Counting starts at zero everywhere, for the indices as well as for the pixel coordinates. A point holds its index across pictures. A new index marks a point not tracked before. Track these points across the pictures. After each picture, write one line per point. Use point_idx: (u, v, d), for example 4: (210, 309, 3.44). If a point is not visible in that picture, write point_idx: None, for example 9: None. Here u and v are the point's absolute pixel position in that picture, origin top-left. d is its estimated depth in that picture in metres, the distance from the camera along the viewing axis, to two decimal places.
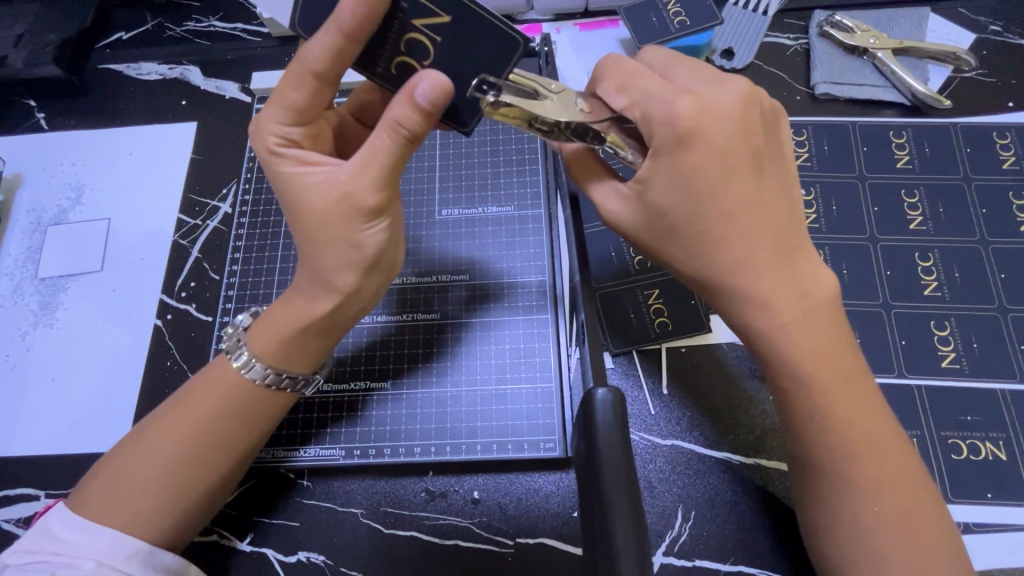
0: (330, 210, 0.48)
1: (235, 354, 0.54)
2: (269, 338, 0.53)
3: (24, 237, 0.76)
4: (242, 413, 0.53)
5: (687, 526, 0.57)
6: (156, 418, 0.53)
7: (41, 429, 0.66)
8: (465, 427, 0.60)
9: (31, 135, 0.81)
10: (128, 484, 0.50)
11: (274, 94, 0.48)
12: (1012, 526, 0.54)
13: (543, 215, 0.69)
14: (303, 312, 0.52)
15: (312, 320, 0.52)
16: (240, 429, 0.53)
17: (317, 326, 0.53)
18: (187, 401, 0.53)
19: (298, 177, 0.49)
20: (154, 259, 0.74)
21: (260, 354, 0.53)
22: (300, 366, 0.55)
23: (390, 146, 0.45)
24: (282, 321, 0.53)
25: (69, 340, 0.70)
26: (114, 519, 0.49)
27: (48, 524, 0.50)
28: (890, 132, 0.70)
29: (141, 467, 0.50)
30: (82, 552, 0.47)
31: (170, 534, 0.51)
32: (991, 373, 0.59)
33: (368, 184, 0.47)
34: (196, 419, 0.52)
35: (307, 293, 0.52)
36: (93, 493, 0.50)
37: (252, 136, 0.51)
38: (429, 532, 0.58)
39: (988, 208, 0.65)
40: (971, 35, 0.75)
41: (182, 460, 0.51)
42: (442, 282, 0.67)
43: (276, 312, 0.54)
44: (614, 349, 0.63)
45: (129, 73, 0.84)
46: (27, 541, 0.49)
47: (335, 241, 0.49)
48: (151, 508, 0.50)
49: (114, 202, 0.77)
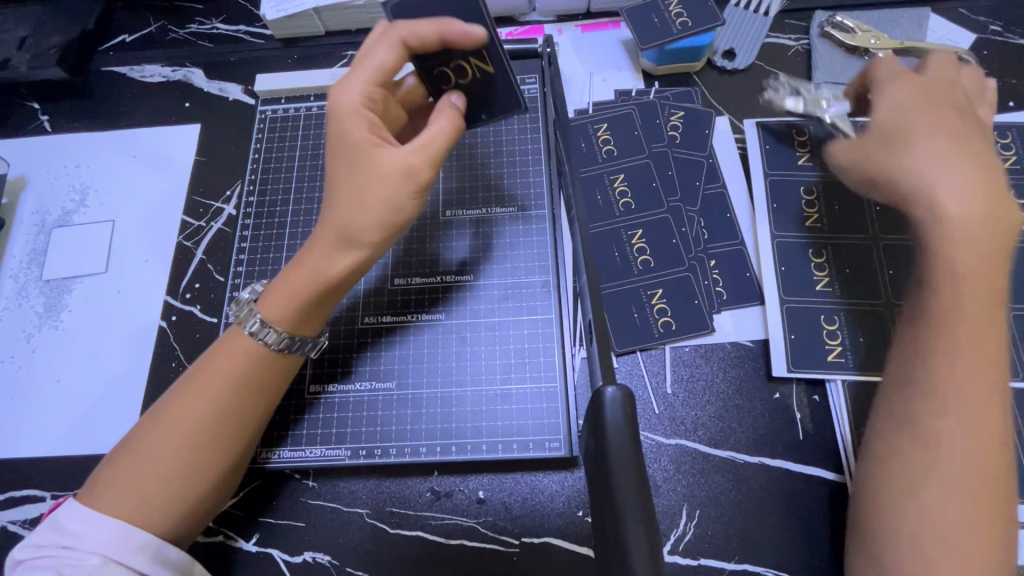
0: (376, 179, 0.51)
1: (245, 321, 0.54)
2: (281, 295, 0.53)
3: (29, 239, 0.76)
4: (249, 402, 0.54)
5: (692, 525, 0.57)
6: (160, 407, 0.53)
7: (47, 431, 0.66)
8: (470, 427, 0.61)
9: (35, 137, 0.82)
10: (138, 477, 0.50)
11: (366, 57, 0.54)
12: None
13: (547, 216, 0.69)
14: (321, 266, 0.53)
15: (328, 281, 0.53)
16: (250, 417, 0.54)
17: (333, 284, 0.53)
18: (192, 387, 0.53)
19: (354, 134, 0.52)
20: (159, 260, 0.74)
21: (268, 312, 0.53)
22: (308, 330, 0.55)
23: (445, 137, 0.53)
24: (300, 278, 0.54)
25: (74, 341, 0.70)
26: (124, 507, 0.49)
27: (56, 519, 0.50)
28: None
29: (151, 459, 0.50)
30: (92, 546, 0.47)
31: (182, 526, 0.51)
32: None
33: (425, 162, 0.52)
34: (203, 408, 0.52)
35: (330, 248, 0.53)
36: (101, 487, 0.50)
37: (334, 89, 0.55)
38: (435, 533, 0.58)
39: None
40: (972, 35, 0.76)
41: (192, 452, 0.51)
42: (447, 281, 0.67)
43: (302, 256, 0.54)
44: (618, 349, 0.63)
45: (132, 76, 0.84)
46: (36, 538, 0.49)
47: (370, 196, 0.51)
48: (160, 498, 0.50)
49: (118, 204, 0.77)
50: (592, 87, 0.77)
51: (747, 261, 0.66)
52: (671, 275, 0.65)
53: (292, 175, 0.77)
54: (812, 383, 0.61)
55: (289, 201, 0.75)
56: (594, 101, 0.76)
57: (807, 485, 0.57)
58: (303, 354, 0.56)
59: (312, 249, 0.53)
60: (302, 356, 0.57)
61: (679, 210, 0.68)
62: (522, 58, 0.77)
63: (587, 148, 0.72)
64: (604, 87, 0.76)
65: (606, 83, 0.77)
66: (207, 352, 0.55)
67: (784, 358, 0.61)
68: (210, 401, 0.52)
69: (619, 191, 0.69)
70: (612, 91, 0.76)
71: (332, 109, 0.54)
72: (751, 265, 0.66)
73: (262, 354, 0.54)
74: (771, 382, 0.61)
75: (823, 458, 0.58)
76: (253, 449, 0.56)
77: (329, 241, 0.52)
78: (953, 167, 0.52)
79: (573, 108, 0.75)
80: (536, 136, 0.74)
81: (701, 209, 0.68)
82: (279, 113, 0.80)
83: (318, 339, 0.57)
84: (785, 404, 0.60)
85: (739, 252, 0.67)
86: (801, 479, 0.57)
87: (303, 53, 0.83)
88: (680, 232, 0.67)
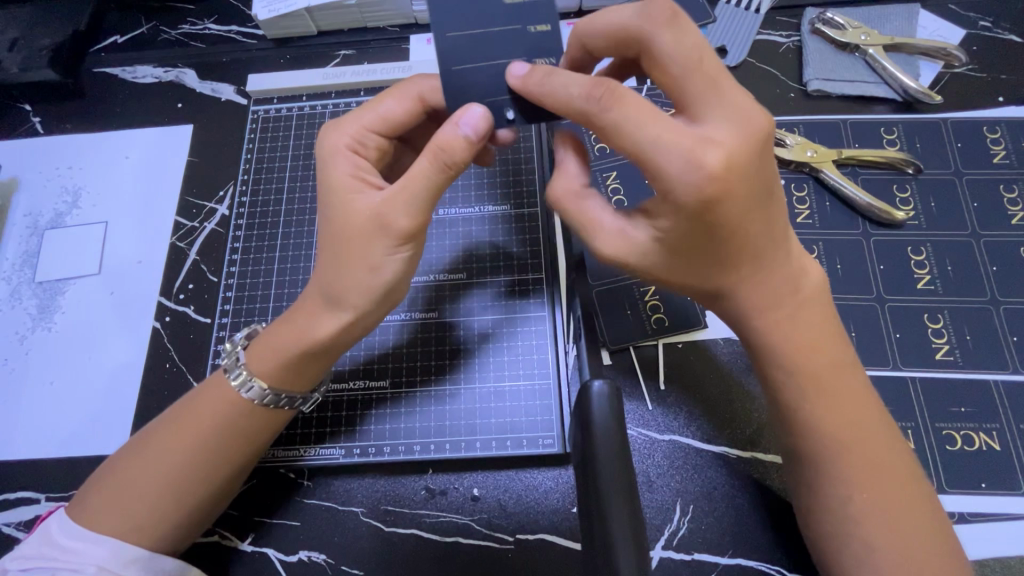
0: (359, 225, 0.48)
1: (232, 370, 0.54)
2: (269, 353, 0.53)
3: (21, 242, 0.76)
4: (245, 426, 0.53)
5: (685, 520, 0.57)
6: (155, 428, 0.53)
7: (40, 433, 0.66)
8: (464, 426, 0.61)
9: (27, 139, 0.81)
10: (131, 494, 0.50)
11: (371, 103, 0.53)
12: (1006, 515, 0.54)
13: (539, 214, 0.69)
14: (305, 329, 0.51)
15: (312, 342, 0.51)
16: (243, 443, 0.53)
17: (317, 347, 0.52)
18: (187, 411, 0.53)
19: (337, 180, 0.50)
20: (152, 262, 0.74)
21: (252, 364, 0.53)
22: (297, 387, 0.54)
23: (427, 172, 0.46)
24: (284, 339, 0.52)
25: (66, 343, 0.70)
26: (117, 522, 0.49)
27: (49, 530, 0.50)
28: (881, 128, 0.71)
29: (144, 479, 0.50)
30: (85, 557, 0.48)
31: (173, 542, 0.52)
32: (985, 365, 0.59)
33: (400, 207, 0.47)
34: (195, 435, 0.51)
35: (316, 312, 0.52)
36: (96, 502, 0.50)
37: (330, 126, 0.53)
38: (430, 530, 0.58)
39: (980, 202, 0.66)
40: (961, 31, 0.76)
41: (184, 474, 0.51)
42: (439, 281, 0.67)
43: (286, 324, 0.53)
44: (610, 346, 0.64)
45: (125, 76, 0.84)
46: (29, 548, 0.49)
47: (366, 233, 0.49)
48: (153, 514, 0.50)
49: (111, 205, 0.77)
50: None
51: None
52: None
53: (285, 175, 0.77)
54: None
55: (281, 201, 0.75)
56: None
57: None
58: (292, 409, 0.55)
59: (299, 311, 0.53)
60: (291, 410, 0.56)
61: None
62: None
63: None
64: None
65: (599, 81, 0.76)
66: (200, 387, 0.55)
67: None
68: (205, 427, 0.52)
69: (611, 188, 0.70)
70: None
71: (323, 142, 0.53)
72: None
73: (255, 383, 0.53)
74: None
75: None
76: (247, 473, 0.56)
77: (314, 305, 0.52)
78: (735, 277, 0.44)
79: None
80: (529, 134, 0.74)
81: None
82: (273, 113, 0.80)
83: (308, 395, 0.56)
84: None
85: None
86: None
87: (296, 53, 0.83)
88: None
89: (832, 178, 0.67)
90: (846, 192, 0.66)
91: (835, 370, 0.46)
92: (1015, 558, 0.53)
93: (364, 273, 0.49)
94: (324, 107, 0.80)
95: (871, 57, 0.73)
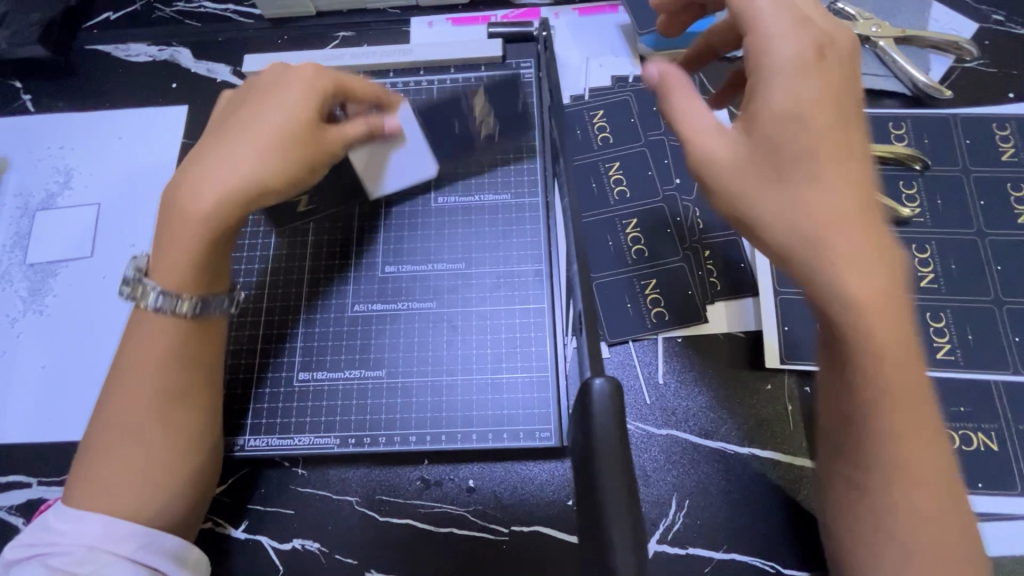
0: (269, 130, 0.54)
1: (148, 296, 0.52)
2: (173, 257, 0.52)
3: (12, 222, 0.75)
4: (190, 361, 0.53)
5: (681, 514, 0.57)
6: (110, 393, 0.52)
7: (33, 417, 0.65)
8: (461, 417, 0.60)
9: (17, 116, 0.80)
10: (104, 472, 0.50)
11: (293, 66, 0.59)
12: (1000, 514, 0.54)
13: (541, 204, 0.68)
14: (191, 220, 0.52)
15: (215, 241, 0.53)
16: (191, 385, 0.53)
17: (215, 242, 0.53)
18: (126, 361, 0.52)
19: (268, 89, 0.57)
20: (146, 245, 0.73)
21: (155, 274, 0.53)
22: (202, 287, 0.54)
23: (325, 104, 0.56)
24: (188, 236, 0.52)
25: (58, 326, 0.69)
26: (94, 504, 0.49)
27: (43, 517, 0.49)
28: (890, 123, 0.70)
29: (116, 446, 0.50)
30: (78, 533, 0.47)
31: (158, 518, 0.50)
32: (986, 365, 0.59)
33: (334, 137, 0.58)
34: (139, 387, 0.51)
35: (206, 219, 0.52)
36: (78, 487, 0.50)
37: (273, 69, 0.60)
38: (424, 521, 0.58)
39: (987, 200, 0.65)
40: (973, 24, 0.75)
41: (143, 428, 0.51)
42: (436, 268, 0.66)
43: (172, 238, 0.53)
44: (609, 339, 0.63)
45: (118, 55, 0.82)
46: (26, 536, 0.49)
47: (270, 128, 0.54)
48: (130, 486, 0.50)
49: (103, 188, 0.76)
50: (589, 72, 0.76)
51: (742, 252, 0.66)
52: (664, 264, 0.65)
53: None
54: (805, 374, 0.61)
55: None
56: (591, 86, 0.75)
57: (796, 476, 0.57)
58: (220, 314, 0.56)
59: (185, 202, 0.52)
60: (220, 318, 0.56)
61: (674, 199, 0.68)
62: (517, 41, 0.76)
63: (582, 136, 0.71)
64: (600, 73, 0.76)
65: (602, 69, 0.76)
66: (124, 337, 0.54)
67: (778, 349, 0.61)
68: (150, 377, 0.51)
69: (614, 179, 0.69)
70: (609, 76, 0.76)
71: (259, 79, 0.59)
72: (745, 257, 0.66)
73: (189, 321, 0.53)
74: (763, 373, 0.61)
75: None
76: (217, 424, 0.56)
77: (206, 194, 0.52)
78: (834, 230, 0.40)
79: (569, 94, 0.75)
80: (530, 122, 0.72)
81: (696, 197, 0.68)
82: None
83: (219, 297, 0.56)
84: (777, 395, 0.60)
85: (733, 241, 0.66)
86: (792, 470, 0.58)
87: (293, 33, 0.81)
88: (676, 222, 0.66)
89: None
90: None
91: (901, 352, 0.40)
92: (1008, 558, 0.54)
93: (275, 166, 0.53)
94: None
95: (882, 50, 0.72)
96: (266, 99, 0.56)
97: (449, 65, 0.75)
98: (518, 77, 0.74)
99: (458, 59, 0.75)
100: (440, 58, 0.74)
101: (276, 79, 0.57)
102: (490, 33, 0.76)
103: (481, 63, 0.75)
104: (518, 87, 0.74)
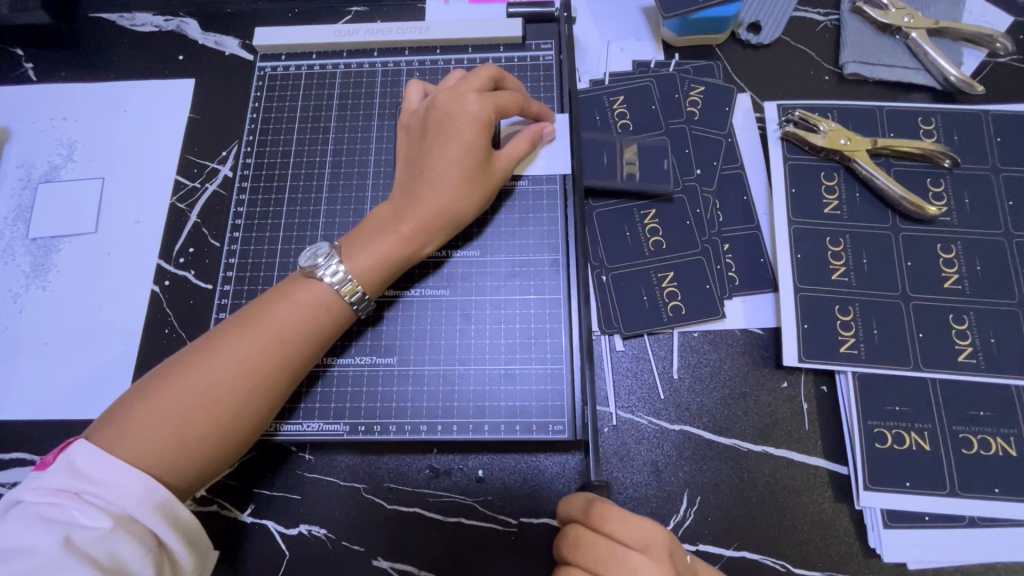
0: (448, 162, 0.59)
1: (324, 268, 0.56)
2: (360, 256, 0.57)
3: (14, 194, 0.73)
4: (291, 353, 0.54)
5: (692, 510, 0.56)
6: (210, 343, 0.53)
7: (35, 392, 0.64)
8: (473, 407, 0.59)
9: (18, 84, 0.77)
10: (170, 422, 0.49)
11: (476, 76, 0.61)
12: (1013, 520, 0.54)
13: (558, 191, 0.66)
14: (393, 236, 0.58)
15: (401, 256, 0.58)
16: (283, 373, 0.53)
17: (411, 258, 0.59)
18: (256, 320, 0.54)
19: (459, 106, 0.59)
20: (151, 222, 0.71)
21: (348, 260, 0.57)
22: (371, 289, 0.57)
23: (478, 136, 0.59)
24: (380, 242, 0.58)
25: (62, 302, 0.68)
26: (144, 456, 0.48)
27: (73, 460, 0.47)
28: (919, 117, 0.68)
29: (187, 402, 0.50)
30: (115, 495, 0.46)
31: (188, 482, 0.50)
32: (1008, 369, 0.58)
33: (490, 165, 0.61)
34: (244, 359, 0.52)
35: (411, 234, 0.58)
36: (122, 425, 0.49)
37: (452, 82, 0.64)
38: (432, 510, 0.58)
39: (1016, 200, 0.63)
40: (1009, 18, 0.72)
41: (230, 400, 0.51)
42: (449, 256, 0.64)
43: (373, 239, 0.58)
44: (625, 332, 0.62)
45: (123, 24, 0.80)
46: (45, 479, 0.46)
47: (467, 161, 0.59)
48: (189, 446, 0.50)
49: (109, 161, 0.74)
50: (609, 56, 0.74)
51: (761, 247, 0.65)
52: (682, 258, 0.63)
53: (293, 136, 0.71)
54: (821, 373, 0.60)
55: (288, 164, 0.70)
56: (611, 71, 0.73)
57: (810, 478, 0.57)
58: (353, 307, 0.56)
59: (380, 216, 0.60)
60: (352, 316, 0.58)
61: (694, 189, 0.66)
62: (539, 22, 0.74)
63: (601, 121, 0.69)
64: (621, 57, 0.74)
65: (624, 53, 0.74)
66: (265, 297, 0.56)
67: (797, 346, 0.60)
68: (255, 353, 0.52)
69: None
70: (629, 61, 0.73)
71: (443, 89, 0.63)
72: (764, 251, 0.64)
73: (318, 312, 0.55)
74: (780, 371, 0.60)
75: (830, 449, 0.57)
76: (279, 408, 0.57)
77: (397, 215, 0.59)
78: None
79: (588, 79, 0.73)
80: (549, 105, 0.69)
81: (717, 190, 0.66)
82: (280, 71, 0.74)
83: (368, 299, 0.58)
84: (793, 394, 0.59)
85: (753, 236, 0.65)
86: (804, 470, 0.57)
87: (305, 7, 0.79)
88: (695, 215, 0.65)
89: (863, 168, 0.64)
90: (878, 183, 0.64)
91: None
92: (1016, 563, 0.54)
93: (455, 198, 0.59)
94: (335, 66, 0.74)
95: (913, 42, 0.71)
96: (450, 122, 0.59)
97: (464, 43, 0.73)
98: (538, 58, 0.72)
99: (475, 38, 0.72)
100: (457, 37, 0.72)
101: (468, 97, 0.60)
102: (509, 13, 0.74)
103: (500, 44, 0.72)
104: (538, 69, 0.71)
